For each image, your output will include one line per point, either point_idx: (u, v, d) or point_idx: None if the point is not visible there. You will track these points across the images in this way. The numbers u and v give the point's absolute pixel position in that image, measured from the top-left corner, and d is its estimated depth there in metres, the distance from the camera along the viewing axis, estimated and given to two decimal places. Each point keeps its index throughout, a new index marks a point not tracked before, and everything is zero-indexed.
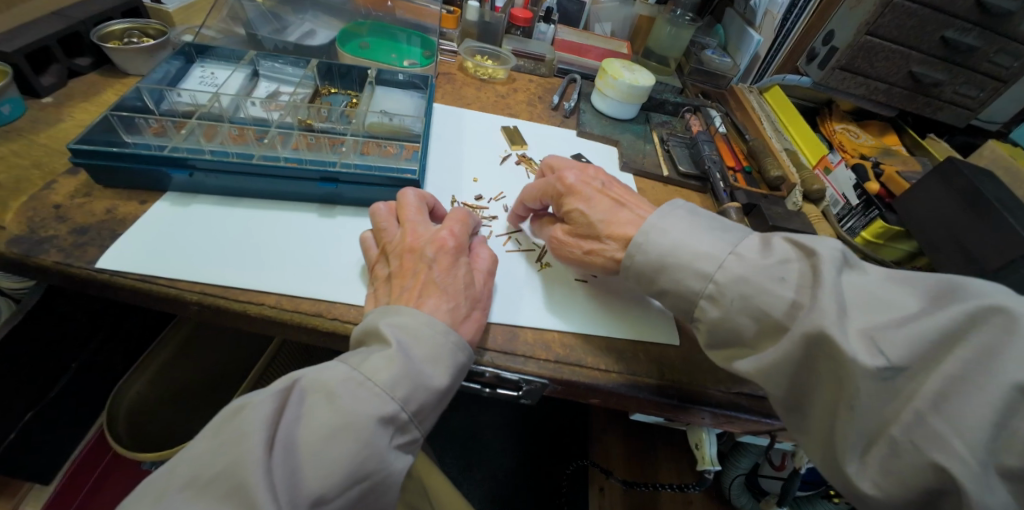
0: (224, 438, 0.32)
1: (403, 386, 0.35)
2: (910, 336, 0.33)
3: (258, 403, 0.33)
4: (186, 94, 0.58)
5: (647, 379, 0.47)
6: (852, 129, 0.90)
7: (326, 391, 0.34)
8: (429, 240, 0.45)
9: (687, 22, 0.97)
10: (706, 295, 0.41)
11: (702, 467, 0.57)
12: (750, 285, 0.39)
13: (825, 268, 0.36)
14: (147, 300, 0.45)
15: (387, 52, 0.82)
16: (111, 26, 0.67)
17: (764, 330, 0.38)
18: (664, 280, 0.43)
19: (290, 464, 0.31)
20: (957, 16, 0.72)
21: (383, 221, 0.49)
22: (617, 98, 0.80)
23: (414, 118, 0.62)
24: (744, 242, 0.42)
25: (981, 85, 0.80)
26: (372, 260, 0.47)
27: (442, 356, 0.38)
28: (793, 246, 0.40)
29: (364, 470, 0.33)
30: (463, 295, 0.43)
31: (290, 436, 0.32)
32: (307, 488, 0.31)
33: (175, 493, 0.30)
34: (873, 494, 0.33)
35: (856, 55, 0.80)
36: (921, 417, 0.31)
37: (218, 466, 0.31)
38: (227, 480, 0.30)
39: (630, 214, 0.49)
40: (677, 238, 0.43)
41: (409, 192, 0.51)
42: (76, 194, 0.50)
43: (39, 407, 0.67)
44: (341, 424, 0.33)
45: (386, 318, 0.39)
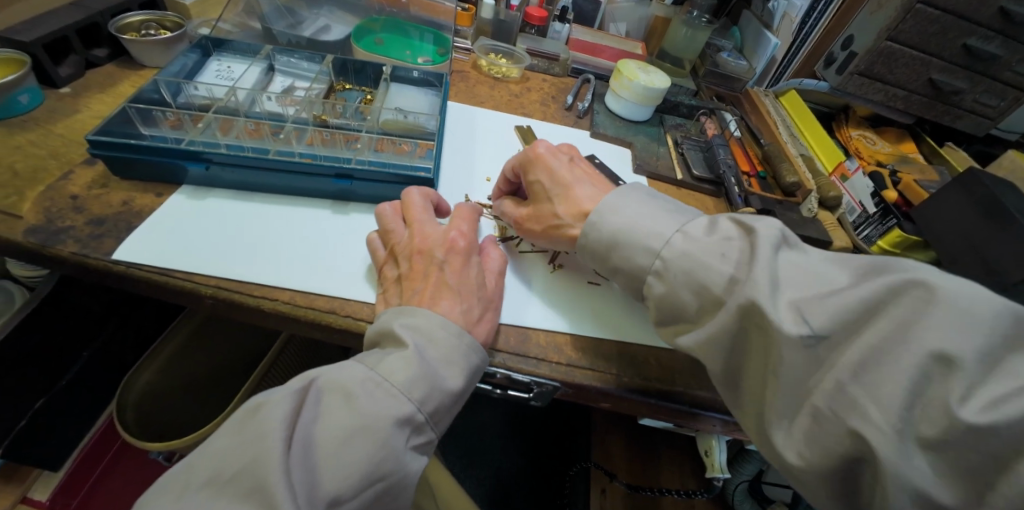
0: (244, 435, 0.32)
1: (419, 387, 0.35)
2: (835, 308, 0.32)
3: (276, 402, 0.33)
4: (203, 87, 0.59)
5: (658, 385, 0.47)
6: (868, 136, 0.89)
7: (343, 392, 0.34)
8: (439, 241, 0.45)
9: (703, 23, 0.96)
10: (652, 272, 0.41)
11: (712, 475, 0.56)
12: (692, 261, 0.39)
13: (759, 242, 0.36)
14: (163, 293, 0.46)
15: (401, 48, 0.82)
16: (128, 18, 0.67)
17: (705, 306, 0.38)
18: (615, 258, 0.44)
19: (308, 463, 0.31)
20: (980, 23, 0.71)
21: (389, 222, 0.48)
22: (632, 99, 0.79)
23: (429, 116, 0.62)
24: (691, 222, 0.42)
25: (1002, 94, 0.79)
26: (379, 261, 0.47)
27: (456, 359, 0.38)
28: (737, 224, 0.40)
29: (380, 471, 0.32)
30: (477, 295, 0.43)
31: (308, 435, 0.32)
32: (325, 488, 0.31)
33: (195, 490, 0.30)
34: (798, 464, 0.32)
35: (876, 60, 0.79)
36: (842, 386, 0.30)
37: (241, 464, 0.31)
38: (247, 479, 0.30)
39: (585, 190, 0.51)
40: (631, 217, 0.43)
41: (413, 191, 0.51)
42: (93, 186, 0.50)
43: (51, 397, 0.67)
44: (357, 425, 0.33)
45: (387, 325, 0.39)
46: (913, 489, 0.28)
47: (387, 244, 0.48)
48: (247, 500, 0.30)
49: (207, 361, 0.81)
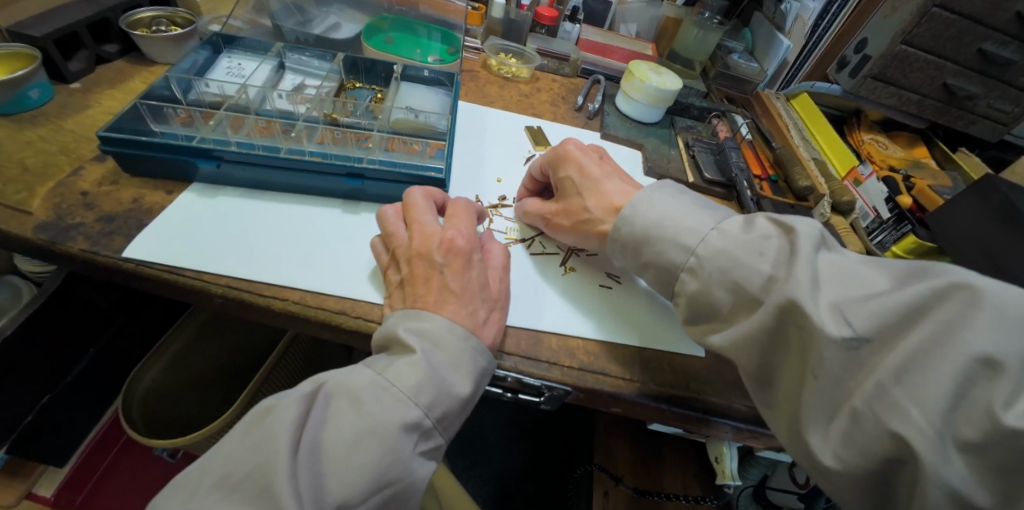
0: (255, 437, 0.32)
1: (427, 392, 0.35)
2: (878, 309, 0.31)
3: (287, 405, 0.33)
4: (214, 85, 0.58)
5: (671, 390, 0.46)
6: (880, 140, 0.88)
7: (352, 396, 0.34)
8: (437, 243, 0.44)
9: (715, 24, 0.95)
10: (687, 268, 0.41)
11: (723, 483, 0.54)
12: (728, 259, 0.38)
13: (800, 242, 0.36)
14: (174, 292, 0.45)
15: (411, 47, 0.81)
16: (140, 13, 0.67)
17: (741, 303, 0.37)
18: (647, 253, 0.44)
19: (316, 466, 0.31)
20: (996, 29, 0.71)
21: (390, 224, 0.47)
22: (644, 100, 0.78)
23: (440, 115, 0.61)
24: (727, 219, 0.41)
25: (1017, 100, 0.78)
26: (383, 265, 0.47)
27: (463, 363, 0.37)
28: (774, 224, 0.39)
29: (388, 477, 0.32)
30: (480, 297, 0.42)
31: (316, 438, 0.32)
32: (332, 494, 0.31)
33: (205, 493, 0.30)
34: (833, 467, 0.32)
35: (889, 64, 0.79)
36: (882, 388, 0.30)
37: (250, 465, 0.31)
38: (255, 482, 0.30)
39: (617, 184, 0.51)
40: (665, 210, 0.43)
41: (415, 191, 0.49)
42: (104, 182, 0.50)
43: (56, 393, 0.68)
44: (366, 429, 0.32)
45: (390, 329, 0.39)
46: (949, 491, 0.27)
47: (389, 246, 0.47)
48: (254, 503, 0.29)
49: (212, 357, 0.81)
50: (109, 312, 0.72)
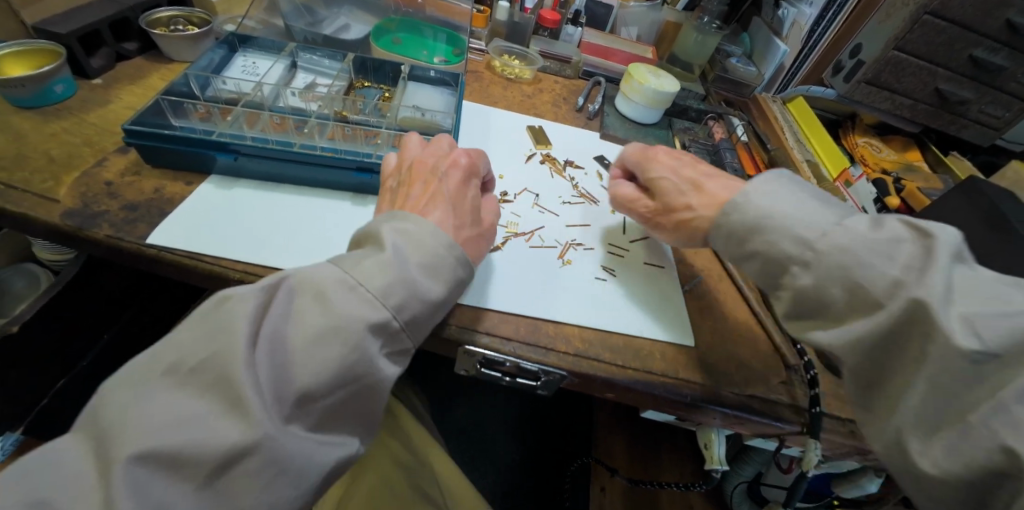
0: (212, 327, 0.34)
1: (395, 295, 0.37)
2: (1014, 327, 0.31)
3: (244, 298, 0.34)
4: (231, 81, 0.61)
5: (664, 376, 0.49)
6: (874, 143, 0.91)
7: (315, 292, 0.35)
8: (445, 164, 0.49)
9: (714, 29, 0.98)
10: (801, 261, 0.39)
11: (711, 468, 0.56)
12: (851, 257, 0.37)
13: (941, 249, 0.35)
14: (190, 276, 0.48)
15: (418, 48, 0.84)
16: (159, 13, 0.70)
17: (854, 303, 0.37)
18: (755, 242, 0.42)
19: (278, 356, 0.33)
20: (987, 35, 0.73)
21: (407, 143, 0.52)
22: (642, 102, 0.81)
23: (445, 115, 0.64)
24: (853, 215, 0.40)
25: (1008, 105, 0.80)
26: (386, 173, 0.51)
27: (441, 270, 0.40)
28: (907, 226, 0.38)
29: (353, 373, 0.34)
30: (469, 217, 0.46)
31: (277, 331, 0.34)
32: (295, 384, 0.33)
33: (159, 377, 0.32)
34: (931, 473, 0.33)
35: (882, 69, 0.81)
36: (1003, 407, 0.30)
37: (205, 354, 0.32)
38: (212, 369, 0.32)
39: (723, 182, 0.49)
40: (783, 202, 0.42)
41: (444, 138, 0.53)
42: (127, 173, 0.53)
43: (70, 379, 0.71)
44: (330, 326, 0.34)
45: (380, 215, 0.43)
46: None
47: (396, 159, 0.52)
48: (213, 390, 0.31)
49: None
50: (119, 296, 0.74)
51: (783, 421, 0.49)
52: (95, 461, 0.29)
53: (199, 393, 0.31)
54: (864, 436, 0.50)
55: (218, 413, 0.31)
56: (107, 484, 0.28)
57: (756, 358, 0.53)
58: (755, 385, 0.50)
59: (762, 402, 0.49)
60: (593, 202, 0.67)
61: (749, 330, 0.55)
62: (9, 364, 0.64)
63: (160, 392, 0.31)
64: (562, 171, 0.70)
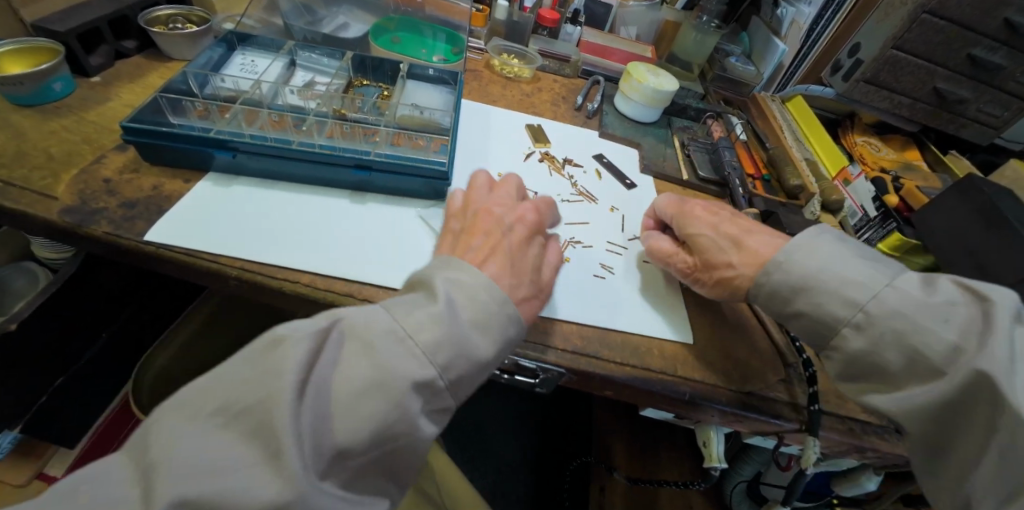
0: (260, 367, 0.32)
1: (443, 353, 0.35)
2: None
3: (297, 340, 0.33)
4: (229, 80, 0.61)
5: (663, 374, 0.49)
6: (873, 142, 0.91)
7: (364, 340, 0.34)
8: (513, 215, 0.48)
9: (713, 28, 0.98)
10: (852, 323, 0.41)
11: (709, 466, 0.55)
12: (907, 322, 0.39)
13: (998, 317, 0.37)
14: (187, 272, 0.48)
15: (417, 47, 0.84)
16: (158, 11, 0.70)
17: (913, 366, 0.39)
18: (800, 302, 0.44)
19: (323, 408, 0.32)
20: (986, 35, 0.73)
21: (475, 184, 0.52)
22: (641, 101, 0.81)
23: (444, 113, 0.64)
24: (901, 276, 0.42)
25: (1006, 104, 0.80)
26: (449, 213, 0.50)
27: (491, 326, 0.38)
28: (961, 289, 0.41)
29: (393, 431, 0.33)
30: (528, 277, 0.44)
31: (324, 381, 0.32)
32: (335, 439, 0.31)
33: (205, 417, 0.30)
34: None
35: (881, 68, 0.81)
36: None
37: (251, 398, 0.31)
38: (255, 415, 0.30)
39: (763, 238, 0.49)
40: (829, 262, 0.43)
41: (512, 177, 0.54)
42: (125, 170, 0.53)
43: (69, 377, 0.71)
44: (376, 381, 0.33)
45: (434, 264, 0.42)
46: None
47: (462, 199, 0.51)
48: (255, 438, 0.30)
49: None
50: (118, 294, 0.75)
51: (782, 419, 0.48)
52: (136, 488, 0.28)
53: (240, 439, 0.30)
54: (862, 434, 0.50)
55: (260, 464, 0.29)
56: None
57: (754, 355, 0.52)
58: (753, 382, 0.50)
59: (759, 398, 0.49)
60: (591, 200, 0.67)
61: (747, 327, 0.55)
62: (9, 364, 0.64)
63: (203, 434, 0.29)
64: (561, 169, 0.70)
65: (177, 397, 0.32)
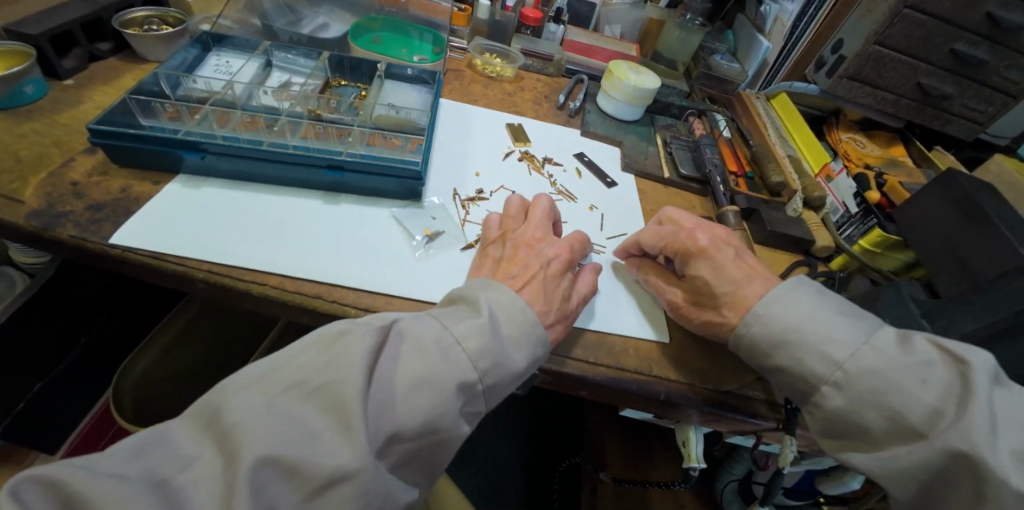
0: (330, 354, 0.34)
1: (486, 359, 0.37)
2: None
3: (361, 333, 0.35)
4: (202, 81, 0.60)
5: (638, 374, 0.48)
6: (858, 140, 0.90)
7: (420, 341, 0.36)
8: (547, 247, 0.49)
9: (696, 26, 0.98)
10: (831, 382, 0.41)
11: (688, 466, 0.54)
12: (885, 381, 0.39)
13: (978, 383, 0.36)
14: (157, 276, 0.47)
15: (398, 47, 0.84)
16: (133, 13, 0.69)
17: (894, 429, 0.38)
18: (780, 357, 0.43)
19: (380, 400, 0.33)
20: (967, 29, 0.73)
21: (512, 212, 0.54)
22: (623, 99, 0.81)
23: (420, 112, 0.64)
24: (878, 333, 0.41)
25: (990, 99, 0.80)
26: (489, 239, 0.52)
27: (526, 343, 0.39)
28: (936, 348, 0.40)
29: (437, 426, 0.34)
30: (558, 307, 0.44)
31: (384, 372, 0.34)
32: (389, 428, 0.33)
33: (279, 390, 0.32)
34: None
35: (864, 64, 0.81)
36: None
37: (322, 378, 0.32)
38: (326, 395, 0.32)
39: (756, 286, 0.47)
40: (808, 315, 0.43)
41: (544, 199, 0.55)
42: (93, 173, 0.52)
43: (48, 382, 0.70)
44: (428, 377, 0.34)
45: (474, 281, 0.44)
46: None
47: (501, 225, 0.53)
48: (325, 415, 0.31)
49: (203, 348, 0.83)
50: (91, 301, 0.74)
51: (758, 418, 0.48)
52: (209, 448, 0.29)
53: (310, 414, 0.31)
54: None
55: (328, 438, 0.30)
56: (229, 479, 0.28)
57: (731, 354, 0.52)
58: (730, 381, 0.49)
59: (737, 398, 0.49)
60: (571, 198, 0.67)
61: None
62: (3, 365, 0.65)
63: (276, 406, 0.31)
64: (541, 169, 0.70)
65: (250, 373, 0.33)
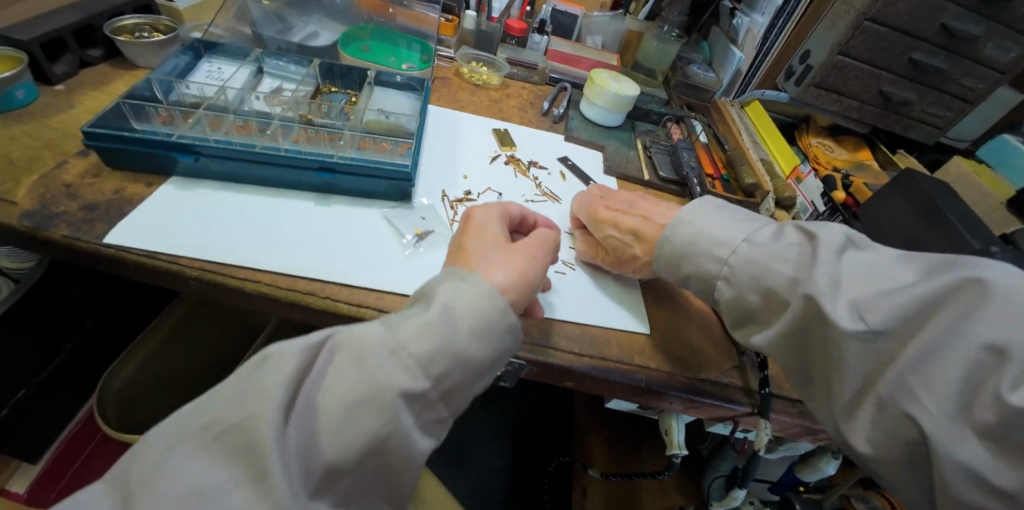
0: (246, 387, 0.31)
1: (437, 364, 0.35)
2: None
3: (284, 357, 0.32)
4: (194, 86, 0.62)
5: (620, 363, 0.51)
6: (826, 144, 0.95)
7: (355, 353, 0.33)
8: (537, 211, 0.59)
9: (674, 37, 1.02)
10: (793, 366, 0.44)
11: (671, 453, 0.56)
12: None
13: (821, 249, 0.40)
14: (148, 275, 0.48)
15: (387, 55, 0.86)
16: (124, 20, 0.70)
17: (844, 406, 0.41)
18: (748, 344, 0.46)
19: (309, 431, 0.30)
20: (924, 39, 0.78)
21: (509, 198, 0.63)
22: (604, 106, 0.84)
23: (410, 117, 0.66)
24: None
25: (949, 105, 0.87)
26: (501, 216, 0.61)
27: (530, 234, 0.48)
28: None
29: (383, 445, 0.32)
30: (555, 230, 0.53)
31: (310, 400, 0.31)
32: (324, 455, 0.30)
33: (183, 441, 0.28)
34: None
35: (829, 73, 0.85)
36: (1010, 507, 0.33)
37: (235, 416, 0.29)
38: (242, 434, 0.29)
39: None
40: None
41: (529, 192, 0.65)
42: (86, 175, 0.53)
43: (31, 389, 0.69)
44: (367, 394, 0.31)
45: (488, 209, 0.50)
46: None
47: None
48: (241, 457, 0.28)
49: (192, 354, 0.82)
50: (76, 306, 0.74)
51: (734, 403, 0.50)
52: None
53: (220, 460, 0.28)
54: (813, 416, 0.52)
55: (246, 482, 0.28)
56: None
57: (709, 344, 0.55)
58: (706, 369, 0.52)
59: (713, 385, 0.51)
60: (555, 200, 0.69)
61: (703, 318, 0.58)
62: None
63: (182, 458, 0.28)
64: (526, 172, 0.72)
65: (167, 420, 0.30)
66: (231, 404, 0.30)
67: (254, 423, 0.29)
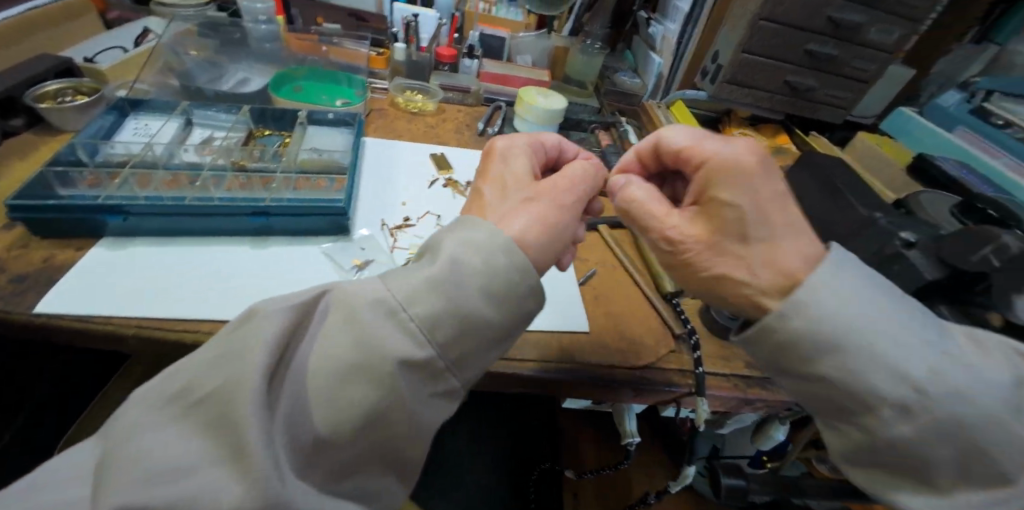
0: (234, 343, 0.32)
1: (443, 332, 0.34)
2: None
3: (267, 315, 0.33)
4: (120, 146, 0.63)
5: (563, 362, 0.54)
6: (747, 133, 1.03)
7: (347, 312, 0.34)
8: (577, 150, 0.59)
9: (597, 50, 1.09)
10: None
11: (624, 441, 0.59)
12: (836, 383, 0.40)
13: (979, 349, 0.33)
14: (84, 339, 0.48)
15: (320, 94, 0.88)
16: (45, 87, 0.70)
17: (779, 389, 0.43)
18: None
19: (294, 397, 0.31)
20: (816, 32, 0.86)
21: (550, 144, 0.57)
22: (535, 121, 0.88)
23: (343, 153, 0.69)
24: None
25: (847, 87, 0.96)
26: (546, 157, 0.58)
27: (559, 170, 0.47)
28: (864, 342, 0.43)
29: (381, 414, 0.32)
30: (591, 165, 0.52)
31: (299, 364, 0.32)
32: (313, 426, 0.31)
33: (166, 407, 0.30)
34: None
35: (738, 70, 0.91)
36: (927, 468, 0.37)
37: (218, 380, 0.30)
38: (217, 400, 0.30)
39: None
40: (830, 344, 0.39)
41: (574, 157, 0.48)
42: (13, 247, 0.52)
43: None
44: (354, 359, 0.32)
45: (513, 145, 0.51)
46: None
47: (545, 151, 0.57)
48: (218, 427, 0.29)
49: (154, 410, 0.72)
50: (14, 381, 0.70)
51: (673, 385, 0.54)
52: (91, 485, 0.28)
53: (201, 426, 0.29)
54: (744, 387, 0.56)
55: (223, 455, 0.28)
56: None
57: (646, 335, 0.58)
58: (644, 357, 0.55)
59: (652, 371, 0.55)
60: None
61: (640, 310, 0.61)
62: None
63: (164, 425, 0.29)
64: (464, 192, 0.75)
65: (157, 382, 0.32)
66: (211, 370, 0.31)
67: (232, 391, 0.29)
